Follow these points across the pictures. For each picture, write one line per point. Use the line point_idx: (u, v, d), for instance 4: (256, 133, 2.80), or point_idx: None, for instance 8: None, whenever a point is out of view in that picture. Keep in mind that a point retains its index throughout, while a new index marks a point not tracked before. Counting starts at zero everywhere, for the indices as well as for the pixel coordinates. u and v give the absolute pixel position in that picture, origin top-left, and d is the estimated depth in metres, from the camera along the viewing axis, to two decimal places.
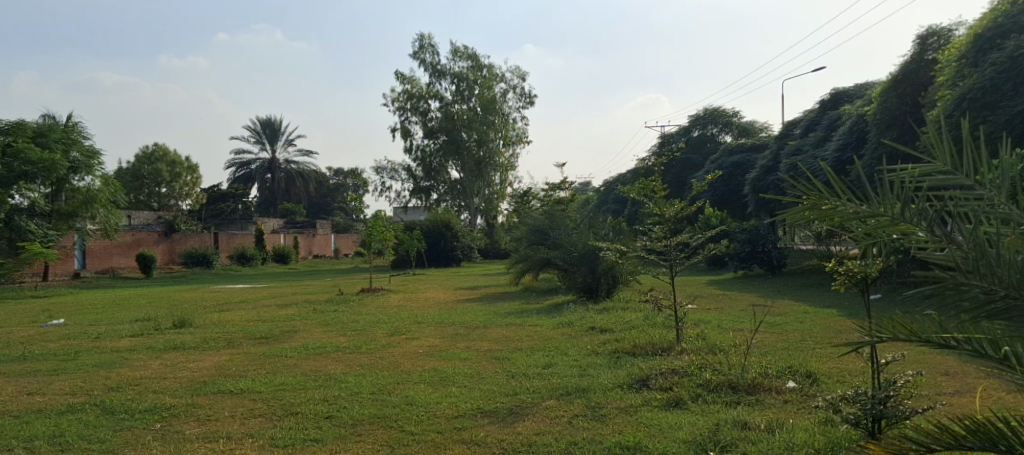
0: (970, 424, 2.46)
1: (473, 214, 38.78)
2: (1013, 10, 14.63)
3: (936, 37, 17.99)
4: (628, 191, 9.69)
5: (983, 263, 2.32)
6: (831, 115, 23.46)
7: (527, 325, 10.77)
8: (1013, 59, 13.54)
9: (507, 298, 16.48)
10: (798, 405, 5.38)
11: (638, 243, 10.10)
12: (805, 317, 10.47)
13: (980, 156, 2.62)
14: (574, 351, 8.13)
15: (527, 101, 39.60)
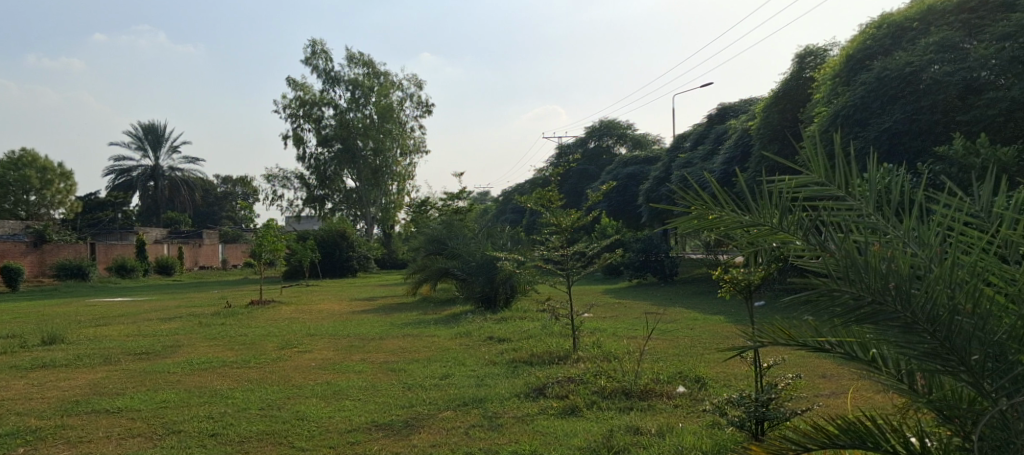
0: (842, 424, 2.61)
1: (370, 223, 38.28)
2: (879, 34, 15.79)
3: (813, 57, 19.21)
4: (525, 201, 9.79)
5: (853, 270, 2.46)
6: (719, 129, 24.61)
7: (425, 336, 10.70)
8: (879, 79, 14.62)
9: (404, 307, 16.32)
10: (688, 409, 5.55)
11: (536, 252, 10.22)
12: (694, 324, 10.89)
13: (851, 168, 2.77)
14: (472, 361, 8.12)
15: (425, 110, 39.51)
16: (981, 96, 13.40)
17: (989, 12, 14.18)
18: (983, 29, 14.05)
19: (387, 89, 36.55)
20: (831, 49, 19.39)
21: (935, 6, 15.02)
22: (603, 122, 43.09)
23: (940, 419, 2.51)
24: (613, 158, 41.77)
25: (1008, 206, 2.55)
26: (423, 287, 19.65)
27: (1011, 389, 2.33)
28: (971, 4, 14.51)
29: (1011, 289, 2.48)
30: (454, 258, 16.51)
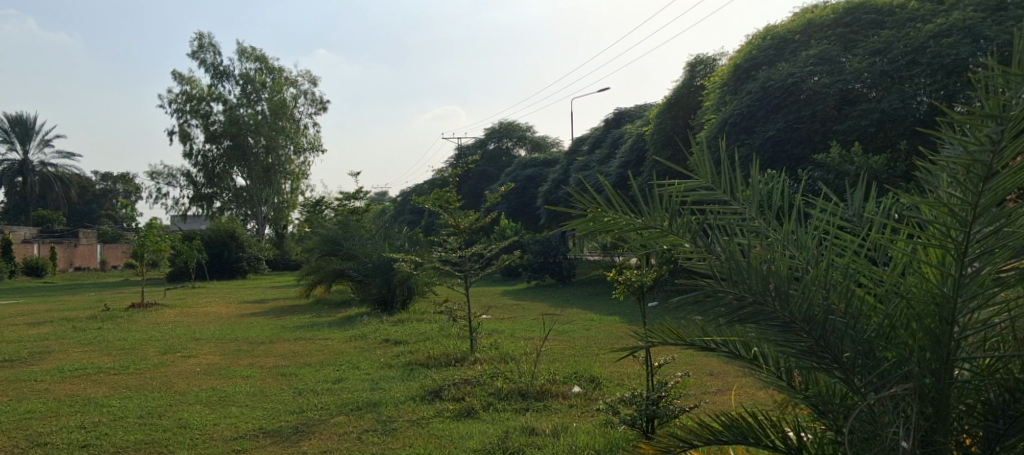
0: (726, 420, 2.70)
1: (261, 223, 37.16)
2: (764, 45, 16.60)
3: (703, 66, 20.04)
4: (423, 201, 9.73)
5: (735, 272, 2.53)
6: (615, 134, 25.28)
7: (318, 339, 10.45)
8: (764, 89, 15.47)
9: (297, 310, 15.90)
10: (582, 409, 5.65)
11: (433, 252, 10.18)
12: (590, 324, 11.13)
13: (736, 174, 2.85)
14: (367, 364, 7.97)
15: (320, 107, 38.63)
16: (854, 108, 14.35)
17: (862, 28, 15.19)
18: (856, 44, 15.01)
19: (280, 86, 35.49)
20: (719, 59, 20.29)
21: (813, 20, 15.98)
22: (503, 124, 43.59)
23: (816, 414, 2.63)
24: (511, 161, 42.20)
25: (879, 210, 2.69)
26: (317, 289, 19.20)
27: (878, 384, 2.47)
28: (846, 20, 15.53)
29: (880, 289, 2.62)
30: (350, 259, 16.22)
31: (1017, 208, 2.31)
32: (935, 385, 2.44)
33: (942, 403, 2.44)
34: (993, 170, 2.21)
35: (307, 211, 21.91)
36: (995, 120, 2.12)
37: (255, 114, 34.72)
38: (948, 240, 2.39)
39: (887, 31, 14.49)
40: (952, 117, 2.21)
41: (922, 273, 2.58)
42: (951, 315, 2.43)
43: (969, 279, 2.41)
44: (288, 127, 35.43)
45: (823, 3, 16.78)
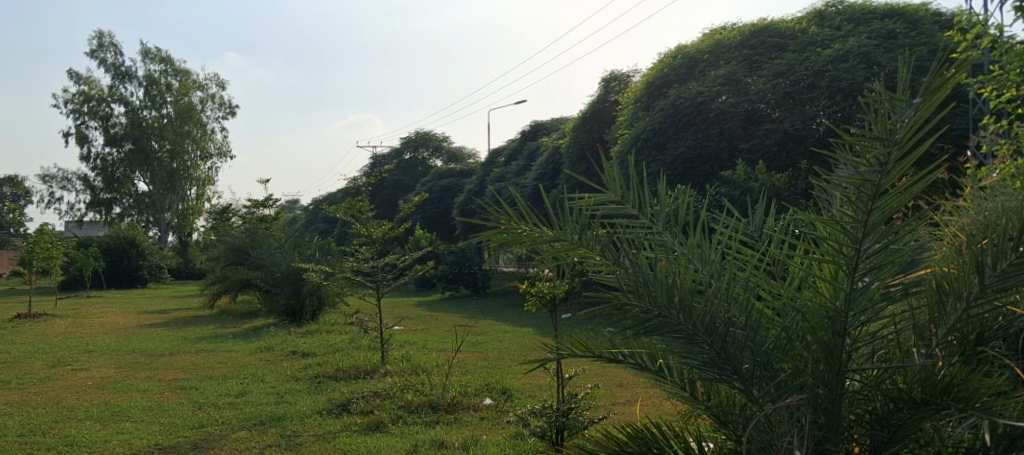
0: (631, 431, 2.71)
1: (163, 230, 35.86)
2: (675, 63, 16.98)
3: (617, 82, 20.34)
4: (334, 210, 9.57)
5: (641, 284, 2.54)
6: (531, 146, 25.60)
7: (221, 351, 10.09)
8: (675, 106, 15.89)
9: (202, 320, 15.36)
10: (493, 421, 5.64)
11: (344, 262, 9.99)
12: (504, 336, 11.18)
13: (643, 189, 2.87)
14: (272, 377, 7.75)
15: (228, 111, 37.58)
16: (760, 127, 15.02)
17: (767, 49, 15.87)
18: (761, 65, 15.69)
19: (187, 89, 34.18)
20: (633, 75, 20.74)
21: (722, 41, 16.57)
22: (420, 133, 43.45)
23: (717, 425, 2.69)
24: (428, 171, 41.96)
25: (779, 226, 2.77)
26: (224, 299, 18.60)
27: (775, 393, 2.56)
28: (752, 42, 16.19)
29: (778, 303, 2.70)
30: (258, 269, 15.77)
31: (903, 225, 2.44)
32: (827, 395, 2.53)
33: (834, 413, 2.53)
34: (882, 188, 2.34)
35: (216, 218, 21.24)
36: (882, 143, 2.25)
37: (159, 117, 33.47)
38: (839, 255, 2.51)
39: (790, 54, 15.17)
40: (845, 141, 2.33)
41: (816, 287, 2.68)
42: (842, 328, 2.53)
43: (859, 294, 2.53)
44: (193, 133, 34.02)
45: (730, 25, 17.45)
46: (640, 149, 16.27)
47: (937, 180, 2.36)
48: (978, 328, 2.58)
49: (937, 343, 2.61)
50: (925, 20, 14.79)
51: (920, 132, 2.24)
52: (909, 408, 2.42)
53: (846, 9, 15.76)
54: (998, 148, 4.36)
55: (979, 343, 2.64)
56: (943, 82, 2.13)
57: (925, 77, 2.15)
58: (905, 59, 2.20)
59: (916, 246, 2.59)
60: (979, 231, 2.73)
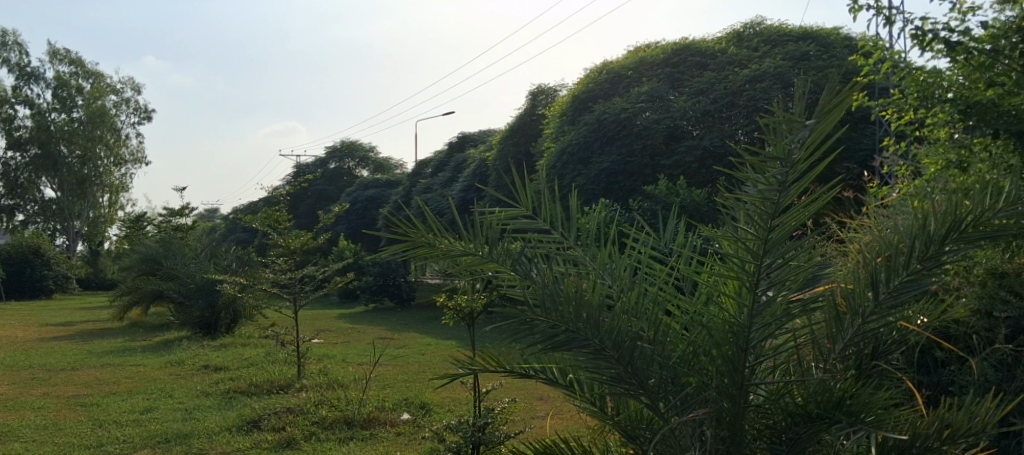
0: (540, 447, 2.67)
1: (73, 239, 34.89)
2: (600, 79, 17.97)
3: (544, 96, 21.23)
4: (249, 220, 9.80)
5: (549, 298, 2.50)
6: (458, 158, 26.04)
7: (128, 365, 10.04)
8: (599, 121, 16.73)
9: (111, 334, 15.12)
10: (409, 436, 5.87)
11: (261, 274, 10.14)
12: (427, 349, 11.35)
13: (555, 204, 2.85)
14: (181, 393, 7.88)
15: (144, 116, 36.65)
16: (681, 144, 15.99)
17: (687, 69, 17.09)
18: (682, 83, 16.88)
19: (100, 92, 33.29)
20: (560, 89, 21.64)
21: (645, 58, 17.66)
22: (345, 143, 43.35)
23: (625, 440, 2.70)
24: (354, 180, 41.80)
25: (689, 242, 2.80)
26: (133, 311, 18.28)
27: (682, 407, 2.58)
28: (675, 60, 17.35)
29: (686, 317, 2.74)
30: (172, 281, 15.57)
31: (802, 243, 2.52)
32: (731, 409, 2.56)
33: (737, 427, 2.57)
34: (780, 206, 2.41)
35: (126, 228, 20.64)
36: (781, 162, 2.31)
37: (69, 121, 32.48)
38: (743, 272, 2.56)
39: (710, 73, 16.47)
40: (747, 159, 2.37)
41: (722, 303, 2.72)
42: (745, 342, 2.59)
43: (761, 307, 2.59)
44: (106, 137, 33.28)
45: (652, 44, 18.56)
46: (566, 163, 16.88)
47: (834, 198, 2.44)
48: (873, 342, 2.70)
49: (835, 357, 2.71)
50: (836, 44, 16.04)
51: (816, 153, 2.32)
52: (805, 422, 2.48)
53: (763, 31, 17.11)
54: (897, 168, 4.52)
55: (875, 357, 2.75)
56: (838, 103, 2.19)
57: (821, 99, 2.21)
58: (801, 80, 2.26)
59: (815, 263, 2.68)
60: (875, 249, 2.85)
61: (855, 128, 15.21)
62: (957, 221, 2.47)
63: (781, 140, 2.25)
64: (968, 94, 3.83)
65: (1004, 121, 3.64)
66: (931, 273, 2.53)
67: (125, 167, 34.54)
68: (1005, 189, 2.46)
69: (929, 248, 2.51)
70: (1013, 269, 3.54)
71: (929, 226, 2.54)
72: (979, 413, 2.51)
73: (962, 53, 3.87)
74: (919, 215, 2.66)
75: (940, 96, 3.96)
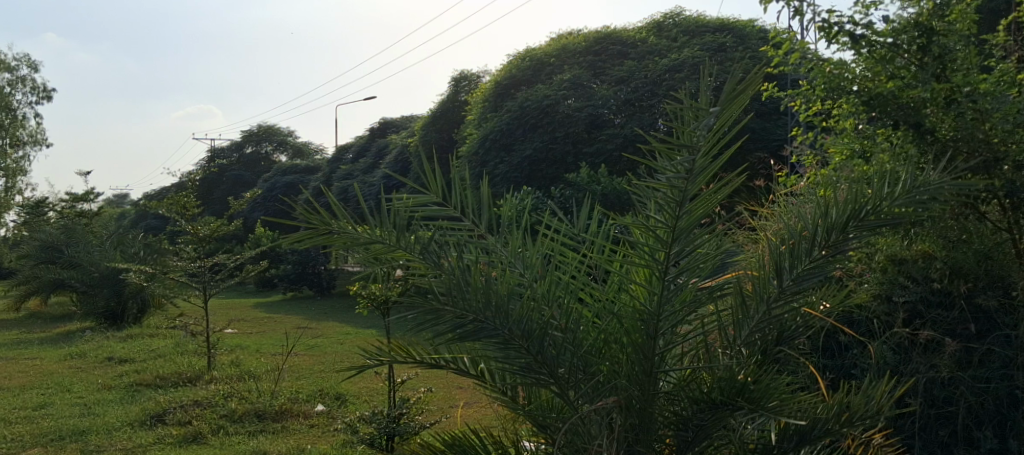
0: (448, 439, 2.64)
1: None
2: (524, 65, 18.52)
3: (467, 81, 21.94)
4: (155, 206, 9.64)
5: (456, 288, 2.41)
6: (380, 143, 26.30)
7: (24, 359, 9.65)
8: (522, 108, 17.24)
9: (6, 326, 14.57)
10: (322, 428, 6.04)
11: (168, 261, 10.06)
12: (343, 338, 11.46)
13: (467, 192, 2.78)
14: (80, 386, 7.69)
15: (44, 95, 34.84)
16: (602, 132, 16.41)
17: (609, 58, 17.72)
18: (603, 71, 17.42)
19: None
20: (483, 75, 22.32)
21: (568, 46, 18.22)
22: (262, 126, 42.09)
23: (537, 429, 2.69)
24: (271, 164, 40.98)
25: (602, 230, 2.78)
26: (31, 301, 17.50)
27: (591, 395, 2.58)
28: (596, 49, 18.01)
29: (597, 304, 2.74)
30: (73, 268, 15.13)
31: (712, 230, 2.54)
32: (640, 397, 2.57)
33: (646, 414, 2.59)
34: (688, 193, 2.42)
35: (24, 213, 19.60)
36: (687, 150, 2.32)
37: None
38: (652, 260, 2.58)
39: (630, 62, 17.01)
40: (655, 145, 2.37)
41: (631, 292, 2.72)
42: (654, 330, 2.60)
43: (671, 293, 2.60)
44: None
45: (574, 32, 19.12)
46: (488, 149, 17.52)
47: (740, 185, 2.45)
48: (778, 328, 2.75)
49: (741, 344, 2.75)
50: (751, 35, 16.54)
51: (722, 141, 2.34)
52: (709, 409, 2.51)
53: (681, 21, 17.65)
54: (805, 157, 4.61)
55: (779, 342, 2.82)
56: (744, 88, 2.25)
57: (726, 86, 2.24)
58: (706, 66, 2.26)
59: (725, 250, 2.72)
60: (782, 237, 2.91)
61: (766, 118, 15.91)
62: (857, 210, 2.56)
63: (689, 127, 2.27)
64: (870, 85, 3.94)
65: (903, 113, 3.74)
66: (833, 260, 2.62)
67: (24, 149, 32.89)
68: (899, 178, 2.57)
69: (831, 235, 2.60)
70: (912, 255, 3.86)
71: (832, 214, 2.62)
72: (875, 397, 2.60)
73: (865, 46, 3.93)
74: (821, 202, 2.73)
75: (847, 87, 4.03)
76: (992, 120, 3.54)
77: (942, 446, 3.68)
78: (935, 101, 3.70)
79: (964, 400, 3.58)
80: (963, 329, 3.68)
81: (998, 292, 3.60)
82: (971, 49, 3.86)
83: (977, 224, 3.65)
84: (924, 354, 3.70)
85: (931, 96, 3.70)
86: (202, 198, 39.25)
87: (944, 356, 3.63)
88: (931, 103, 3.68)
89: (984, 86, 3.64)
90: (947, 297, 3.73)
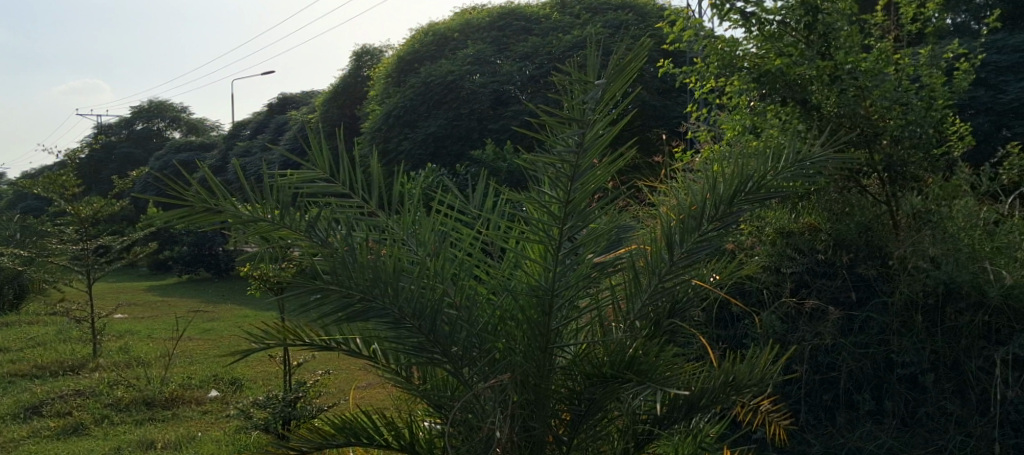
0: (340, 421, 2.62)
1: None
2: (426, 41, 19.03)
3: (369, 56, 23.43)
4: (31, 187, 9.23)
5: (341, 268, 2.34)
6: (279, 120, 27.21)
7: None
8: (425, 84, 17.86)
9: None
10: (214, 415, 5.99)
11: (45, 242, 9.69)
12: (237, 321, 11.48)
13: (356, 168, 2.72)
14: None
15: None
16: (506, 108, 17.18)
17: (512, 32, 18.51)
18: (508, 46, 18.23)
19: None
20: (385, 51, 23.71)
21: (471, 21, 18.97)
22: (154, 102, 41.05)
23: (432, 409, 2.68)
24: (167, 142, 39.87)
25: (497, 207, 2.75)
26: None
27: (485, 373, 2.57)
28: (500, 24, 18.80)
29: (493, 282, 2.72)
30: None
31: (605, 205, 2.54)
32: (535, 373, 2.58)
33: (540, 390, 2.60)
34: (580, 167, 2.40)
35: None
36: (577, 124, 2.28)
37: None
38: (544, 236, 2.57)
39: (534, 38, 17.87)
40: (545, 119, 2.34)
41: (527, 267, 2.71)
42: (549, 306, 2.61)
43: (566, 268, 2.60)
44: None
45: (476, 7, 19.83)
46: (392, 125, 18.01)
47: (630, 160, 2.45)
48: (671, 300, 2.82)
49: (634, 318, 2.80)
50: (651, 14, 17.73)
51: (611, 115, 2.32)
52: (601, 383, 2.56)
53: None
54: (700, 132, 5.39)
55: (671, 315, 2.88)
56: (629, 62, 2.22)
57: (612, 60, 2.22)
58: (591, 40, 2.24)
59: (619, 226, 2.74)
60: (674, 212, 2.95)
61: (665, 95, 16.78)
62: (742, 184, 2.62)
63: (576, 101, 2.23)
64: (761, 61, 4.86)
65: (792, 91, 4.73)
66: (723, 232, 2.67)
67: None
68: (783, 152, 2.65)
69: (719, 208, 2.65)
70: (799, 226, 4.85)
71: (720, 187, 2.67)
72: (760, 365, 2.69)
73: (757, 24, 4.89)
74: (711, 176, 2.78)
75: (739, 65, 4.93)
76: (873, 97, 4.65)
77: (825, 409, 4.47)
78: (819, 79, 4.71)
79: (845, 364, 4.37)
80: (846, 297, 4.51)
81: (876, 263, 4.49)
82: (855, 30, 4.82)
83: (859, 197, 4.78)
84: (810, 323, 4.50)
85: (817, 74, 4.71)
86: (90, 179, 37.47)
87: (827, 324, 4.43)
88: (818, 81, 4.69)
89: (864, 66, 4.66)
90: (831, 267, 4.61)
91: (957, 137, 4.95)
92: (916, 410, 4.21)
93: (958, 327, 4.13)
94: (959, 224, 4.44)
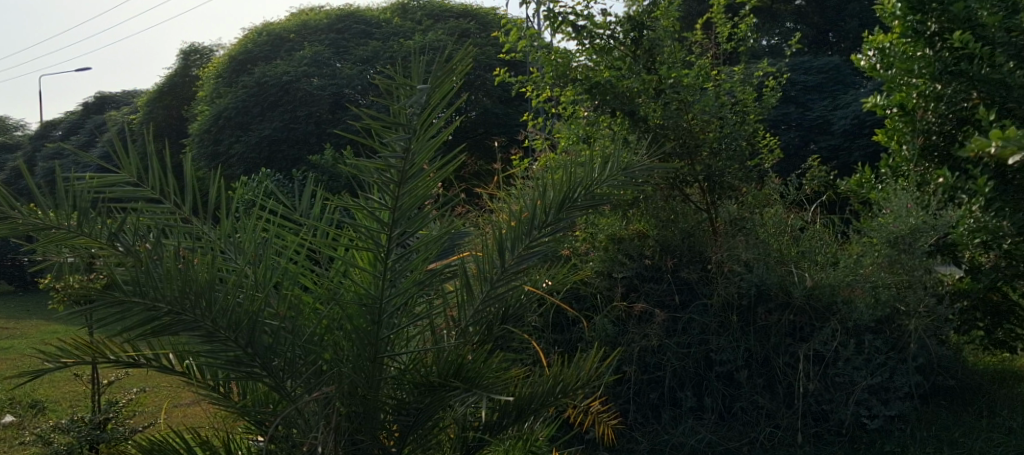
0: (146, 443, 2.44)
1: None
2: (259, 41, 18.61)
3: (198, 55, 22.53)
4: None
5: (146, 279, 2.16)
6: (97, 121, 25.58)
7: None
8: (260, 84, 17.34)
9: None
10: (8, 441, 5.48)
11: None
12: (39, 339, 10.60)
13: (168, 170, 2.54)
14: None
15: None
16: (345, 112, 16.99)
17: (352, 35, 18.46)
18: (346, 49, 18.12)
19: None
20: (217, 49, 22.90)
21: (309, 23, 18.75)
22: None
23: (253, 426, 2.55)
24: None
25: (324, 212, 2.65)
26: None
27: (309, 385, 2.47)
28: (339, 26, 18.72)
29: (319, 291, 2.62)
30: None
31: (434, 211, 2.49)
32: (362, 384, 2.51)
33: (369, 401, 2.53)
34: (407, 174, 2.34)
35: None
36: (402, 129, 2.23)
37: None
38: (374, 242, 2.47)
39: (375, 42, 18.03)
40: (368, 121, 2.23)
41: (355, 275, 2.62)
42: (378, 315, 2.53)
43: (396, 275, 2.52)
44: None
45: (314, 8, 19.65)
46: (222, 126, 17.53)
47: (459, 168, 2.41)
48: (503, 306, 2.84)
49: (466, 324, 2.78)
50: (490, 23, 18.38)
51: (438, 121, 2.29)
52: (428, 392, 2.52)
53: (425, 4, 19.44)
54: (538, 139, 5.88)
55: (504, 320, 2.91)
56: (452, 69, 2.18)
57: (436, 64, 2.18)
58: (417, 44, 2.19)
59: (452, 233, 2.72)
60: (506, 218, 2.98)
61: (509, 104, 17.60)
62: (568, 191, 2.70)
63: (399, 105, 2.17)
64: (593, 73, 5.50)
65: (620, 101, 5.34)
66: (550, 237, 2.72)
67: None
68: (607, 162, 2.77)
69: (549, 214, 2.70)
70: (631, 233, 5.39)
71: (549, 194, 2.73)
72: (586, 368, 2.77)
73: (589, 39, 5.50)
74: (541, 184, 2.83)
75: (571, 76, 5.50)
76: (693, 111, 5.29)
77: (652, 408, 5.06)
78: (644, 91, 5.37)
79: (670, 365, 4.98)
80: (672, 300, 5.12)
81: (698, 267, 5.17)
82: (676, 46, 5.48)
83: (682, 204, 5.44)
84: (638, 325, 5.03)
85: (641, 86, 5.35)
86: None
87: (653, 325, 4.99)
88: (644, 94, 5.33)
89: (684, 82, 5.28)
90: (658, 271, 5.21)
91: (767, 150, 5.76)
92: (734, 405, 4.99)
93: (767, 327, 4.99)
94: (769, 232, 5.41)
